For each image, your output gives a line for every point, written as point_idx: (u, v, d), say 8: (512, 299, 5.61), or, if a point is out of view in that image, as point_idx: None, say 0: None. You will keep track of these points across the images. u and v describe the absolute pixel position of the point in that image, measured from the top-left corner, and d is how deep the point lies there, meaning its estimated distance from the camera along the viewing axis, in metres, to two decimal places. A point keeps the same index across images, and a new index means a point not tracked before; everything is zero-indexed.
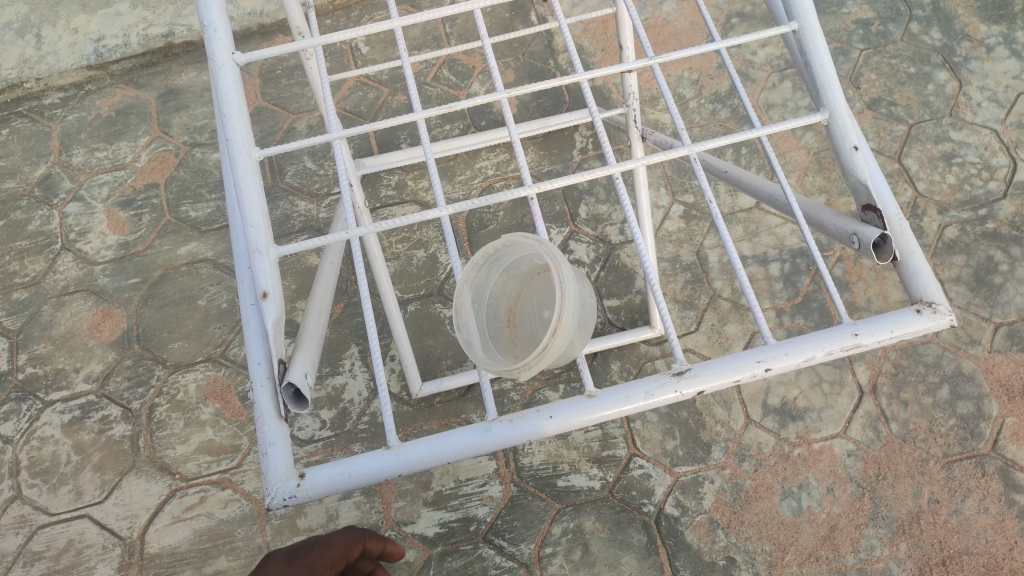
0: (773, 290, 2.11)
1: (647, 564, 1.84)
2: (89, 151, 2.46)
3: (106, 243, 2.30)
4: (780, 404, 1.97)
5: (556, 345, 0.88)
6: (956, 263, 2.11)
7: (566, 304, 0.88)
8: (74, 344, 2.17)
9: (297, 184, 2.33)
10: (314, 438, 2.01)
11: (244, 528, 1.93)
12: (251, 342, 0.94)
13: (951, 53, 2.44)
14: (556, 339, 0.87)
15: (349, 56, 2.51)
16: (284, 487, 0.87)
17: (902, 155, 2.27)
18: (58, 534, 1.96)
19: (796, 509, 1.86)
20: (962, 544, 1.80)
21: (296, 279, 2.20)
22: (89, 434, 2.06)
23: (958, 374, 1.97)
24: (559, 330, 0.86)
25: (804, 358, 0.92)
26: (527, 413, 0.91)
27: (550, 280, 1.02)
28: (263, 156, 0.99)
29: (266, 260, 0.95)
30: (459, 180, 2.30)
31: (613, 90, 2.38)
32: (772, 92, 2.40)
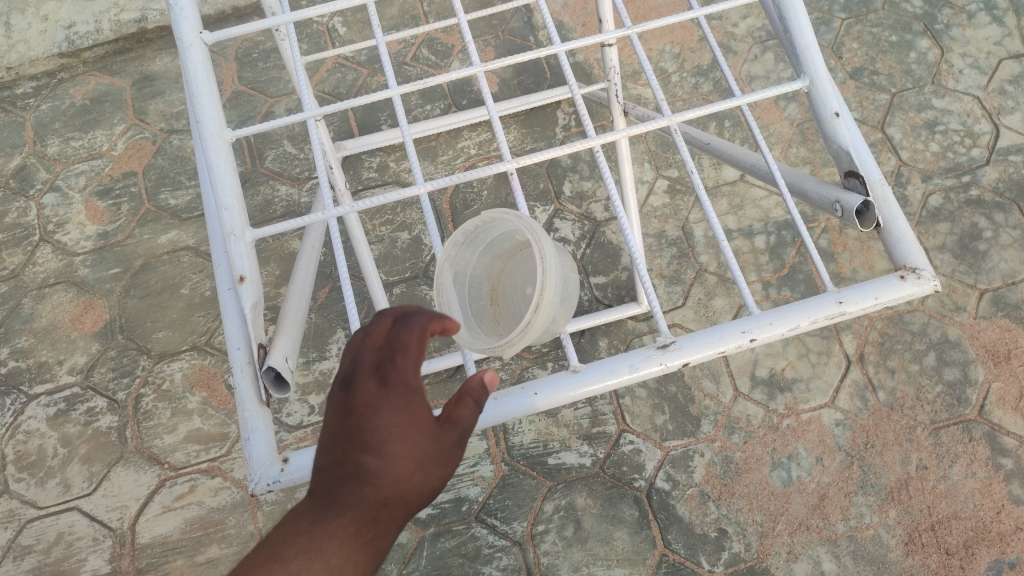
0: (759, 263, 2.10)
1: (639, 538, 1.84)
2: (64, 141, 2.42)
3: (86, 234, 2.27)
4: (768, 375, 1.98)
5: (539, 321, 0.87)
6: (940, 231, 2.11)
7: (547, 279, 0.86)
8: (57, 337, 2.15)
9: (277, 169, 2.30)
10: (303, 424, 2.00)
11: (235, 516, 1.93)
12: (230, 327, 0.92)
13: (933, 20, 2.43)
14: (539, 315, 0.86)
15: (326, 37, 2.47)
16: (268, 472, 0.86)
17: (885, 124, 2.27)
18: (48, 528, 1.95)
19: (786, 479, 1.87)
20: (950, 509, 1.82)
21: (279, 264, 2.17)
22: (75, 426, 2.04)
23: (944, 341, 1.98)
24: (542, 306, 0.85)
25: (789, 327, 0.91)
26: (513, 391, 0.90)
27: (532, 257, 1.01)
28: (235, 137, 0.97)
29: (242, 242, 0.93)
30: (441, 160, 2.27)
31: (594, 66, 2.35)
32: (755, 64, 2.38)
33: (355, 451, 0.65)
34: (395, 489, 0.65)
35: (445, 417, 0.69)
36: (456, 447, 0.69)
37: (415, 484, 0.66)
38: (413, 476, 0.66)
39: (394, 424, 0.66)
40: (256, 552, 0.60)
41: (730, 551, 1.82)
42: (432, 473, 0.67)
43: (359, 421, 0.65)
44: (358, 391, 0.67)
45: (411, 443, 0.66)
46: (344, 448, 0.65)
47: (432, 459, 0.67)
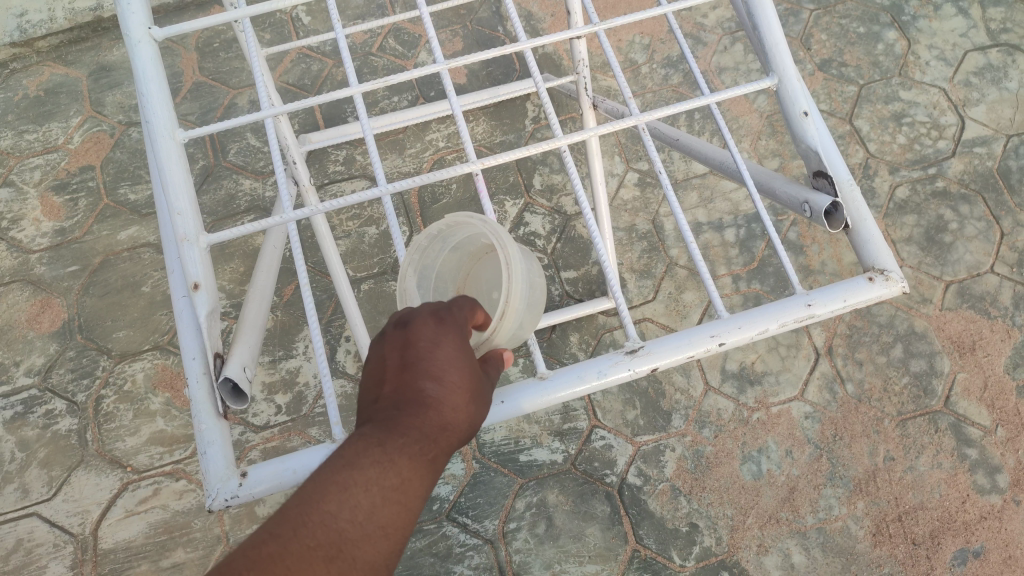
0: (729, 256, 2.10)
1: (611, 534, 1.84)
2: (17, 134, 2.34)
3: (42, 231, 2.20)
4: (738, 369, 1.98)
5: (505, 328, 0.84)
6: (907, 223, 2.12)
7: (513, 283, 0.82)
8: (13, 337, 2.08)
9: (240, 163, 2.24)
10: (270, 424, 1.96)
11: (201, 518, 1.89)
12: (185, 337, 0.89)
13: (900, 11, 2.43)
14: (505, 322, 0.83)
15: (290, 27, 2.41)
16: (226, 487, 0.83)
17: (854, 116, 2.27)
18: (6, 534, 1.90)
19: (756, 472, 1.88)
20: (917, 500, 1.84)
21: (244, 261, 2.13)
22: (33, 430, 1.98)
23: (911, 333, 1.99)
24: (508, 313, 0.82)
25: (758, 331, 0.90)
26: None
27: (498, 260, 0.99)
28: (187, 138, 0.93)
29: (196, 248, 0.89)
30: (409, 153, 2.23)
31: (564, 57, 2.33)
32: (724, 55, 2.37)
33: (415, 377, 0.62)
34: (453, 416, 0.63)
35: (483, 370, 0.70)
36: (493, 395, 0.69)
37: (467, 416, 0.65)
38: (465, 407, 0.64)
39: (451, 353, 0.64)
40: (325, 466, 0.55)
41: (701, 545, 1.82)
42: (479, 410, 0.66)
43: (417, 352, 0.63)
44: (414, 328, 0.65)
45: (468, 376, 0.65)
46: (400, 377, 0.63)
47: (478, 395, 0.66)
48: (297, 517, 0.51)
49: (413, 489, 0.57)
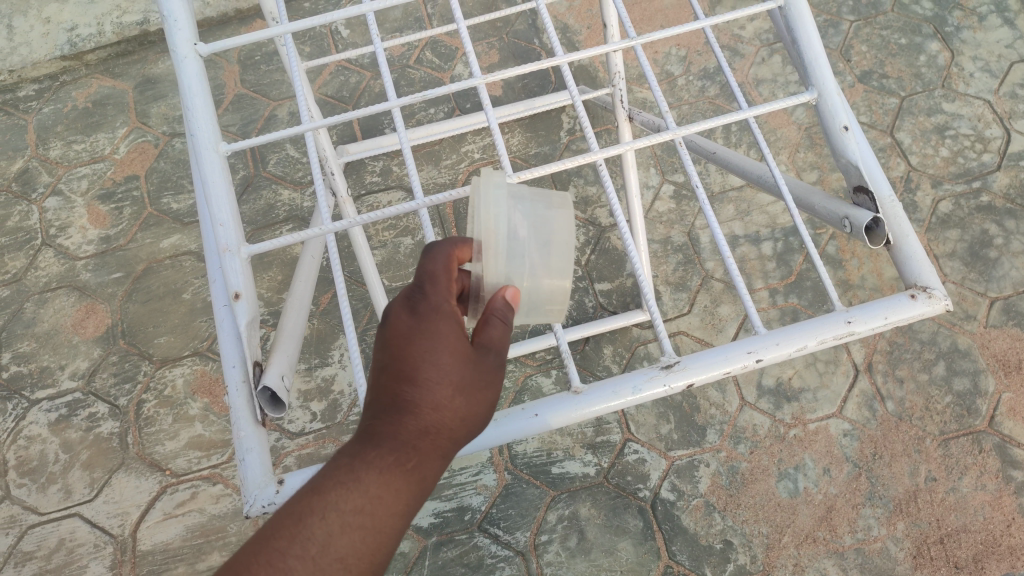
0: (766, 270, 2.08)
1: (643, 549, 1.82)
2: (66, 144, 2.40)
3: (88, 238, 2.26)
4: (774, 384, 1.95)
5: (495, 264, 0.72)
6: (950, 238, 2.08)
7: (486, 213, 0.71)
8: (59, 342, 2.14)
9: (280, 173, 2.28)
10: (305, 431, 1.98)
11: (236, 523, 1.92)
12: (225, 346, 0.90)
13: (943, 22, 2.39)
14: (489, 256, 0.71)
15: (329, 40, 2.45)
16: (263, 494, 0.84)
17: (895, 129, 2.23)
18: (49, 534, 1.94)
19: (792, 490, 1.85)
20: (959, 522, 1.79)
21: (282, 270, 2.16)
22: (77, 432, 2.03)
23: (954, 350, 1.95)
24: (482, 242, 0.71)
25: (796, 347, 0.89)
26: (514, 412, 0.88)
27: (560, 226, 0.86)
28: (230, 151, 0.95)
29: (237, 259, 0.91)
30: (445, 165, 2.25)
31: (600, 69, 2.33)
32: (762, 66, 2.35)
33: (393, 383, 0.65)
34: (437, 409, 0.64)
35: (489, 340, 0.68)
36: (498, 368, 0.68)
37: (457, 410, 0.65)
38: (448, 399, 0.65)
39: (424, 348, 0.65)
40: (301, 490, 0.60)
41: (735, 563, 1.80)
42: (473, 394, 0.66)
43: (394, 353, 0.66)
44: (393, 325, 0.68)
45: (449, 360, 0.65)
46: (385, 380, 0.66)
47: (473, 382, 0.66)
48: (259, 549, 0.56)
49: (383, 507, 0.59)
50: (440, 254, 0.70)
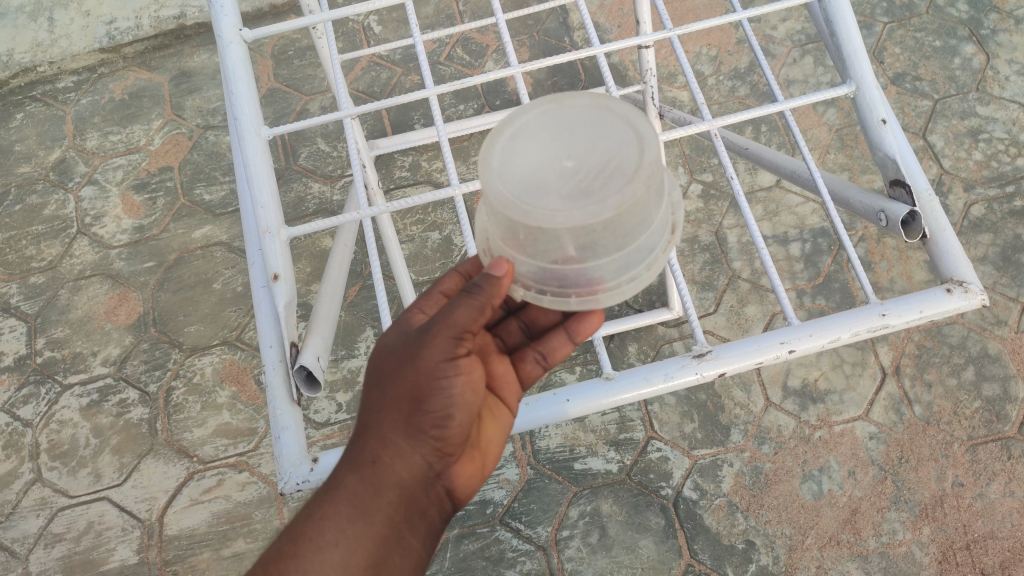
0: (794, 271, 2.07)
1: (665, 547, 1.82)
2: (102, 135, 2.45)
3: (122, 227, 2.30)
4: (800, 386, 1.94)
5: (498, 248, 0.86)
6: (982, 242, 2.06)
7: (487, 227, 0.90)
8: (92, 328, 2.18)
9: (310, 167, 2.31)
10: (331, 421, 2.00)
11: (261, 510, 1.94)
12: (263, 326, 0.92)
13: (978, 25, 2.37)
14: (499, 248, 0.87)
15: (361, 36, 2.48)
16: (297, 472, 0.86)
17: (927, 131, 2.21)
18: (79, 516, 1.98)
19: (817, 492, 1.84)
20: (987, 529, 1.77)
21: (310, 262, 2.18)
22: (108, 417, 2.07)
23: (984, 355, 1.93)
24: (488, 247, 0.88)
25: (830, 339, 0.89)
26: (545, 396, 0.91)
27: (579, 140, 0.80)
28: (272, 136, 0.97)
29: (277, 241, 0.93)
30: (473, 161, 2.27)
31: (630, 68, 2.33)
32: (793, 67, 2.34)
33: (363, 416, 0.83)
34: (369, 416, 0.80)
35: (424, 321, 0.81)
36: (411, 343, 0.79)
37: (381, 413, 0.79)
38: (368, 401, 0.81)
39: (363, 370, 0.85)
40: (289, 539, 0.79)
41: (757, 563, 1.79)
42: (385, 384, 0.79)
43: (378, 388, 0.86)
44: None
45: (372, 366, 0.83)
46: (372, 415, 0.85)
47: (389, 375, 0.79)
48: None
49: (314, 529, 0.75)
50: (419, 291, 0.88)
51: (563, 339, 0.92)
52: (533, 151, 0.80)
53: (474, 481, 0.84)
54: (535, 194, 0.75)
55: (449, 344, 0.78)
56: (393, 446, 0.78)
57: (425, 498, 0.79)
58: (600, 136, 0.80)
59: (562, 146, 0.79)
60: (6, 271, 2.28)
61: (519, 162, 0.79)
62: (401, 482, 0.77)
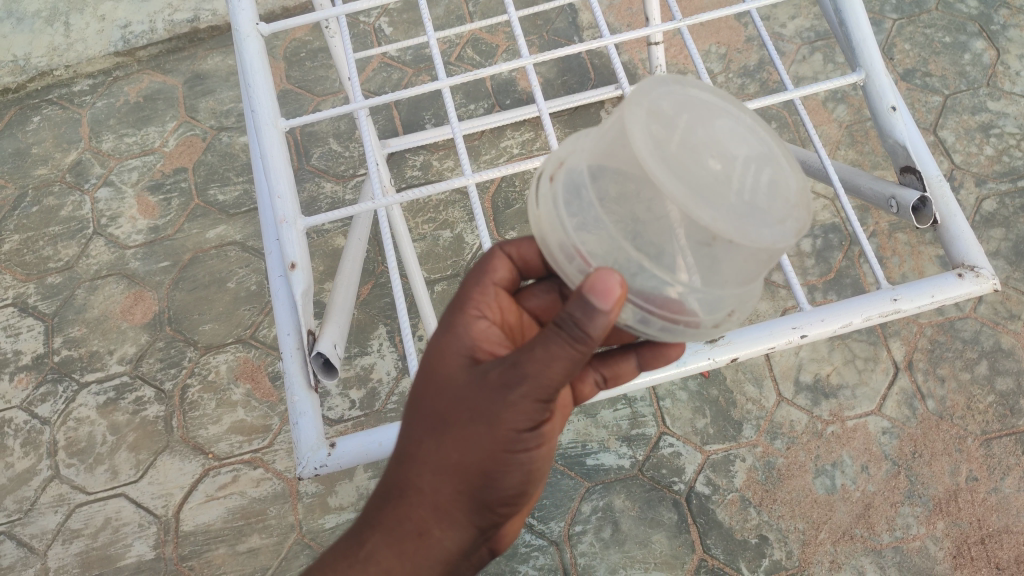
0: (805, 267, 2.07)
1: (678, 542, 1.82)
2: (118, 137, 2.48)
3: (137, 228, 2.32)
4: (812, 380, 1.94)
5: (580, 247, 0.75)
6: (994, 237, 2.05)
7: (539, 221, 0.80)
8: (108, 327, 2.20)
9: (323, 167, 2.33)
10: (344, 418, 2.02)
11: (276, 507, 1.95)
12: (281, 314, 0.94)
13: (988, 21, 2.37)
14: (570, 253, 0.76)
15: (373, 37, 2.50)
16: (315, 456, 0.88)
17: (938, 127, 2.21)
18: (96, 513, 2.00)
19: (829, 487, 1.84)
20: (1001, 523, 1.76)
21: (323, 260, 2.19)
22: (124, 415, 2.09)
23: (997, 350, 1.92)
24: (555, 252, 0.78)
25: (841, 324, 0.90)
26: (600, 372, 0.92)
27: (712, 126, 0.76)
28: (288, 128, 0.99)
29: (294, 230, 0.94)
30: (484, 159, 2.28)
31: (640, 66, 2.35)
32: (803, 65, 2.34)
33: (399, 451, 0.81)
34: (409, 471, 0.78)
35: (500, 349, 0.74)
36: (492, 402, 0.73)
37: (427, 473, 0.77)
38: (421, 450, 0.77)
39: (425, 396, 0.80)
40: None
41: (771, 558, 1.79)
42: (448, 443, 0.76)
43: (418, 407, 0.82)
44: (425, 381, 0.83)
45: (440, 403, 0.77)
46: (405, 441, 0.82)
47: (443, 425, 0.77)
48: None
49: None
50: (475, 275, 0.84)
51: (632, 366, 0.87)
52: (666, 125, 0.73)
53: (517, 528, 0.89)
54: (694, 182, 0.68)
55: (537, 412, 0.73)
56: (444, 521, 0.78)
57: (470, 564, 0.83)
58: (744, 140, 0.77)
59: (712, 140, 0.74)
60: (24, 272, 2.31)
61: (668, 136, 0.71)
62: (446, 558, 0.79)
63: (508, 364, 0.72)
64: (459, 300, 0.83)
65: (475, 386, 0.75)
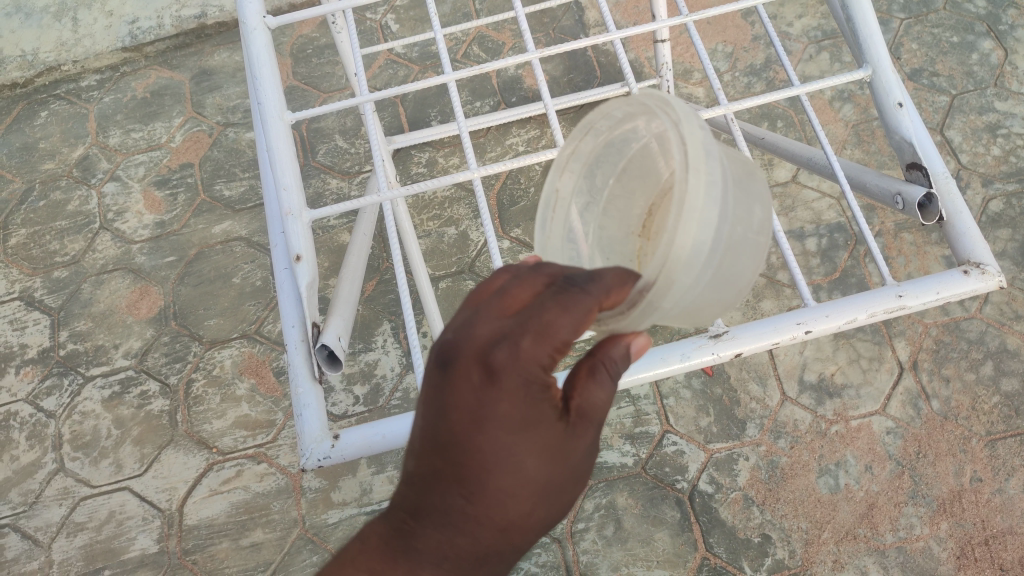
0: (810, 266, 2.07)
1: (680, 540, 1.82)
2: (125, 132, 2.49)
3: (143, 223, 2.33)
4: (816, 380, 1.94)
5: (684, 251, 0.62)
6: (1001, 237, 2.05)
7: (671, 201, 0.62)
8: (114, 321, 2.21)
9: (328, 163, 2.33)
10: (348, 414, 2.02)
11: (279, 501, 1.95)
12: (286, 306, 0.94)
13: (997, 21, 2.36)
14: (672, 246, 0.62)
15: (379, 34, 2.50)
16: (319, 448, 0.88)
17: (945, 127, 2.20)
18: (100, 506, 2.00)
19: (833, 486, 1.83)
20: (1006, 524, 1.76)
21: (328, 256, 2.20)
22: (129, 409, 2.10)
23: (1003, 351, 1.91)
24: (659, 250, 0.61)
25: (846, 320, 0.89)
26: None
27: None
28: (294, 120, 0.99)
29: (299, 223, 0.94)
30: (489, 157, 2.28)
31: (646, 64, 2.35)
32: (810, 64, 2.34)
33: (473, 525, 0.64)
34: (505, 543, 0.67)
35: (579, 404, 0.66)
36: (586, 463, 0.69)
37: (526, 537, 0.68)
38: (529, 519, 0.67)
39: (518, 464, 0.64)
40: None
41: (773, 557, 1.79)
42: (550, 510, 0.69)
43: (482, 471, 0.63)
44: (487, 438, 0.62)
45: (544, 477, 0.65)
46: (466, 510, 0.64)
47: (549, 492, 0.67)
48: None
49: None
50: (572, 313, 0.59)
51: None
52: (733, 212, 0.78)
53: None
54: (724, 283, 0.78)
55: None
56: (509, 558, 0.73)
57: None
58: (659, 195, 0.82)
59: None
60: (30, 266, 2.32)
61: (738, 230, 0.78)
62: None
63: (597, 425, 0.68)
64: (550, 345, 0.60)
65: (576, 451, 0.67)
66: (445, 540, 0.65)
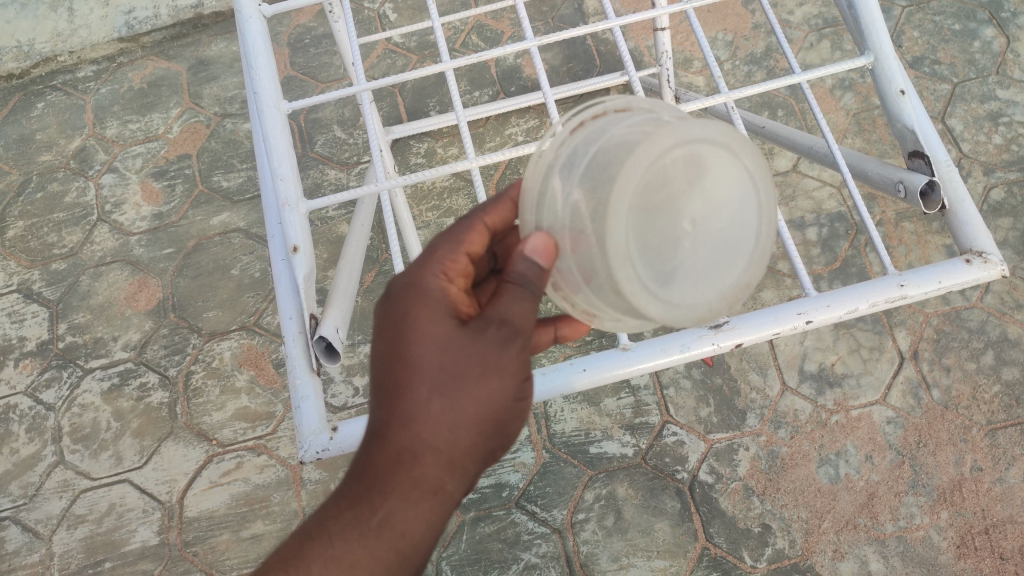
0: (811, 255, 2.06)
1: (680, 530, 1.82)
2: (121, 123, 2.48)
3: (141, 214, 2.32)
4: (817, 369, 1.93)
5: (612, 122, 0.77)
6: (1002, 226, 2.04)
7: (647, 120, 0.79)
8: (113, 314, 2.20)
9: (327, 154, 2.32)
10: (348, 405, 2.02)
11: (279, 493, 1.96)
12: (283, 298, 0.94)
13: (999, 8, 2.34)
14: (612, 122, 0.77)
15: (377, 23, 2.49)
16: (317, 440, 0.87)
17: (946, 115, 2.19)
18: (100, 498, 2.01)
19: (833, 476, 1.83)
20: (1006, 513, 1.76)
21: (327, 247, 2.19)
22: (128, 401, 2.10)
23: (1003, 340, 1.91)
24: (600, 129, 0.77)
25: (847, 311, 0.89)
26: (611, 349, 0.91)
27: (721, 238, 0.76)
28: (291, 110, 0.98)
29: (296, 213, 0.94)
30: (489, 147, 2.27)
31: (646, 53, 2.34)
32: (810, 52, 2.33)
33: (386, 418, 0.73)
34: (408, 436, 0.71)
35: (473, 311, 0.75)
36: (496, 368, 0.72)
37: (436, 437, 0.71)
38: (431, 411, 0.72)
39: (410, 357, 0.73)
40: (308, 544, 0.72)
41: (774, 547, 1.79)
42: (456, 409, 0.72)
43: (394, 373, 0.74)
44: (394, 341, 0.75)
45: (437, 363, 0.72)
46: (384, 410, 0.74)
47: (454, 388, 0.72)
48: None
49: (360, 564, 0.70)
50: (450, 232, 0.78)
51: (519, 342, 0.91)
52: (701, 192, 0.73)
53: None
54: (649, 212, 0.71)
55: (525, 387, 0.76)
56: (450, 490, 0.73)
57: None
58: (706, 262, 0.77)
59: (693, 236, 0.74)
60: (29, 258, 2.31)
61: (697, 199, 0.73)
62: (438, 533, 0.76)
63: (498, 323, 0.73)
64: (438, 264, 0.77)
65: (478, 344, 0.72)
66: (369, 441, 0.73)
